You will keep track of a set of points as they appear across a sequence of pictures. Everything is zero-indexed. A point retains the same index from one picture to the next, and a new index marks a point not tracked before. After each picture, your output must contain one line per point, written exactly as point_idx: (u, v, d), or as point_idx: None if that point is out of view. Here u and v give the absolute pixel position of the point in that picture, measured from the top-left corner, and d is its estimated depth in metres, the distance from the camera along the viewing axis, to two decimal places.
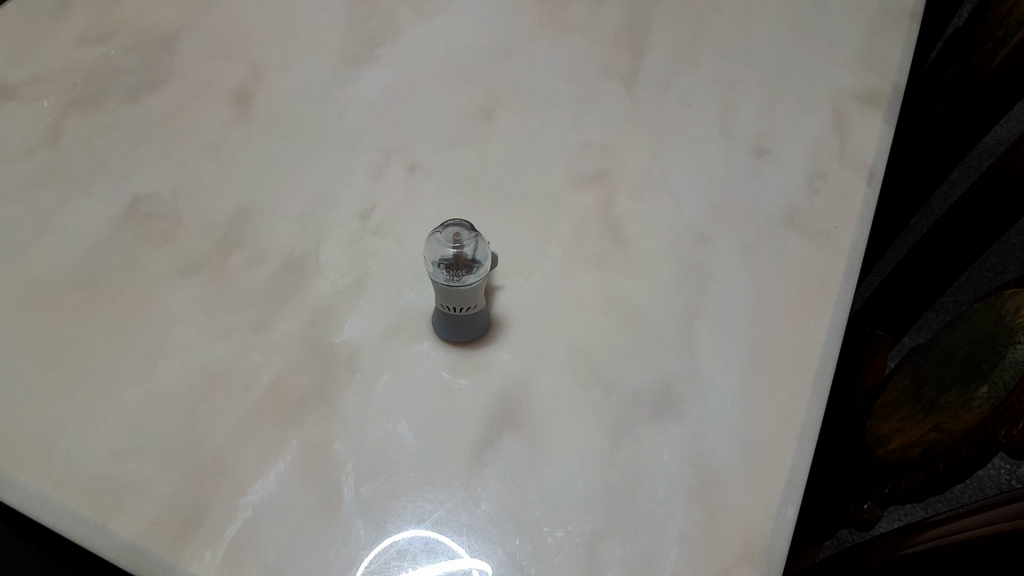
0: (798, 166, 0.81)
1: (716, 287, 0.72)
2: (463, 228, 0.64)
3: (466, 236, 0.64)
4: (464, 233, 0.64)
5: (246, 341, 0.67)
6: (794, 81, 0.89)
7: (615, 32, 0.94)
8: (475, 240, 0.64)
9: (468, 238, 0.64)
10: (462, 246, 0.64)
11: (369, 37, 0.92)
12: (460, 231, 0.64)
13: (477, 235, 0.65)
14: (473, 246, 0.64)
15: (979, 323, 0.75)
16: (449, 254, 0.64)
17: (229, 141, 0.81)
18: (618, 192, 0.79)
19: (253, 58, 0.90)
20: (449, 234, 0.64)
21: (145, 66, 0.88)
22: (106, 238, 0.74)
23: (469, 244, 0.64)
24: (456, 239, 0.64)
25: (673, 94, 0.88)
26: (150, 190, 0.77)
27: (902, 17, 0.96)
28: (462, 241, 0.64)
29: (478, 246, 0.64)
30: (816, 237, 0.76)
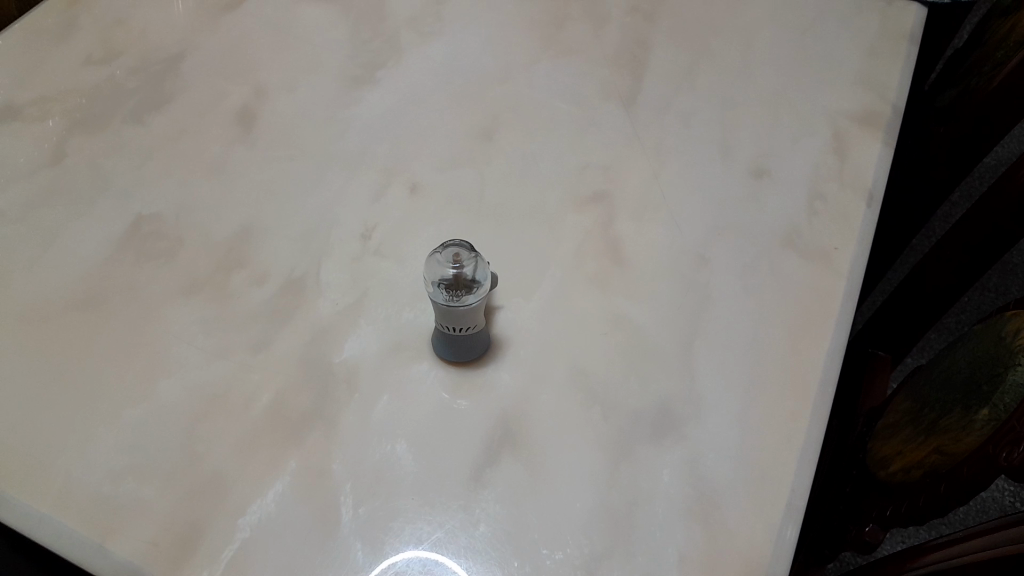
0: (798, 187, 0.82)
1: (716, 308, 0.72)
2: (463, 249, 0.64)
3: (465, 256, 0.64)
4: (464, 254, 0.64)
5: (246, 360, 0.67)
6: (794, 103, 0.90)
7: (615, 54, 0.94)
8: (474, 261, 0.64)
9: (468, 259, 0.64)
10: (463, 267, 0.64)
11: (372, 57, 0.93)
12: (460, 252, 0.64)
13: (477, 255, 0.65)
14: (473, 266, 0.64)
15: (980, 345, 0.74)
16: (449, 274, 0.63)
17: (231, 161, 0.82)
18: (619, 212, 0.79)
19: (257, 78, 0.90)
20: (449, 255, 0.64)
21: (149, 87, 0.88)
22: (107, 257, 0.74)
23: (469, 264, 0.64)
24: (456, 259, 0.64)
25: (673, 115, 0.88)
26: (152, 210, 0.77)
27: (901, 39, 0.96)
28: (462, 261, 0.64)
29: (478, 267, 0.64)
30: (816, 258, 0.76)
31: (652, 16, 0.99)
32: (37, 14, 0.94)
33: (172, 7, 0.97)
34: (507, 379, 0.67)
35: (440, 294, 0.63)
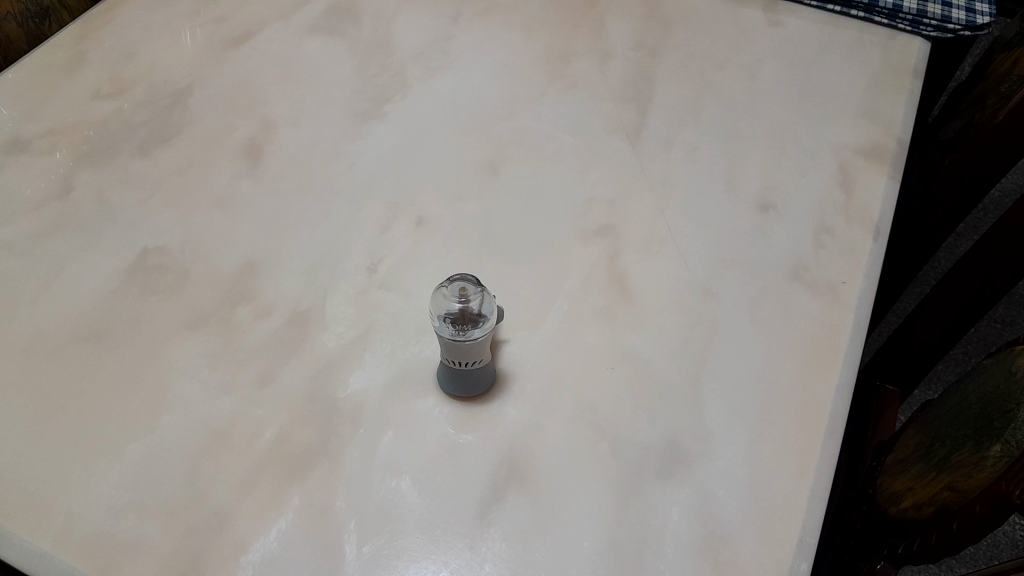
0: (805, 221, 0.82)
1: (724, 342, 0.72)
2: (469, 283, 0.64)
3: (472, 290, 0.64)
4: (470, 288, 0.64)
5: (250, 395, 0.67)
6: (799, 136, 0.90)
7: (620, 88, 0.95)
8: (481, 294, 0.64)
9: (474, 293, 0.64)
10: (468, 301, 0.64)
11: (378, 92, 0.94)
12: (466, 286, 0.64)
13: (483, 289, 0.65)
14: (479, 300, 0.64)
15: (991, 380, 0.73)
16: (454, 308, 0.64)
17: (237, 195, 0.82)
18: (626, 246, 0.79)
19: (264, 112, 0.91)
20: (455, 289, 0.65)
21: (157, 121, 0.89)
22: (113, 290, 0.74)
23: (475, 298, 0.64)
24: (461, 294, 0.64)
25: (678, 149, 0.88)
26: (158, 243, 0.77)
27: (905, 74, 0.97)
28: (468, 296, 0.64)
29: (487, 299, 0.64)
30: (824, 292, 0.76)
31: (656, 51, 1.00)
32: (47, 49, 0.95)
33: (181, 42, 0.98)
34: (514, 415, 0.67)
35: (448, 327, 0.63)
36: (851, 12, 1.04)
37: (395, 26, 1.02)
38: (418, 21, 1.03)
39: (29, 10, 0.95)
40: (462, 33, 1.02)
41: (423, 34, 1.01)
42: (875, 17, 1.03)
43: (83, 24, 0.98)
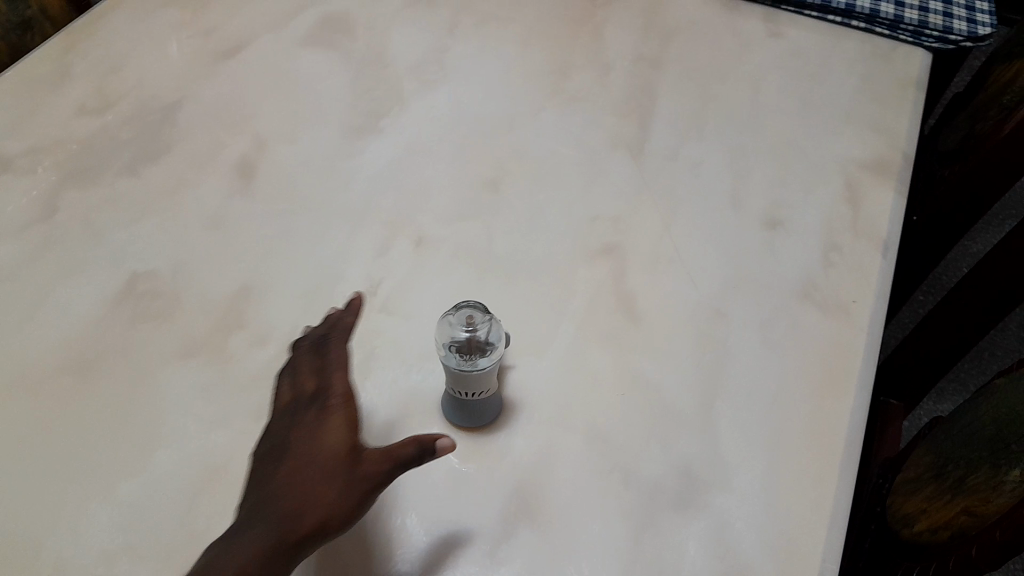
0: (812, 238, 0.80)
1: (735, 365, 0.70)
2: (477, 311, 0.62)
3: (479, 318, 0.62)
4: (478, 316, 0.62)
5: (247, 428, 0.64)
6: (803, 149, 0.89)
7: (621, 101, 0.93)
8: (488, 322, 0.62)
9: (481, 321, 0.62)
10: (476, 329, 0.61)
11: (374, 106, 0.91)
12: (473, 314, 0.62)
13: (491, 316, 0.62)
14: (487, 328, 0.62)
15: (1006, 401, 0.71)
16: (460, 337, 0.61)
17: (230, 215, 0.79)
18: (631, 265, 0.77)
19: (256, 127, 0.88)
20: (462, 316, 0.62)
21: (145, 137, 0.86)
22: (102, 317, 0.71)
23: (482, 326, 0.61)
24: (469, 321, 0.61)
25: (682, 164, 0.86)
26: (148, 266, 0.75)
27: (907, 86, 0.96)
28: (475, 324, 0.61)
29: (496, 326, 0.63)
30: (835, 311, 0.74)
31: (657, 63, 0.98)
32: (31, 62, 0.92)
33: (170, 55, 0.95)
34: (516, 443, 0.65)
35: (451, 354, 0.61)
36: (852, 22, 1.03)
37: (390, 38, 1.00)
38: (412, 32, 1.01)
39: (11, 22, 0.92)
40: (458, 44, 1.00)
41: (419, 45, 0.99)
42: (876, 27, 1.02)
43: (66, 37, 0.95)
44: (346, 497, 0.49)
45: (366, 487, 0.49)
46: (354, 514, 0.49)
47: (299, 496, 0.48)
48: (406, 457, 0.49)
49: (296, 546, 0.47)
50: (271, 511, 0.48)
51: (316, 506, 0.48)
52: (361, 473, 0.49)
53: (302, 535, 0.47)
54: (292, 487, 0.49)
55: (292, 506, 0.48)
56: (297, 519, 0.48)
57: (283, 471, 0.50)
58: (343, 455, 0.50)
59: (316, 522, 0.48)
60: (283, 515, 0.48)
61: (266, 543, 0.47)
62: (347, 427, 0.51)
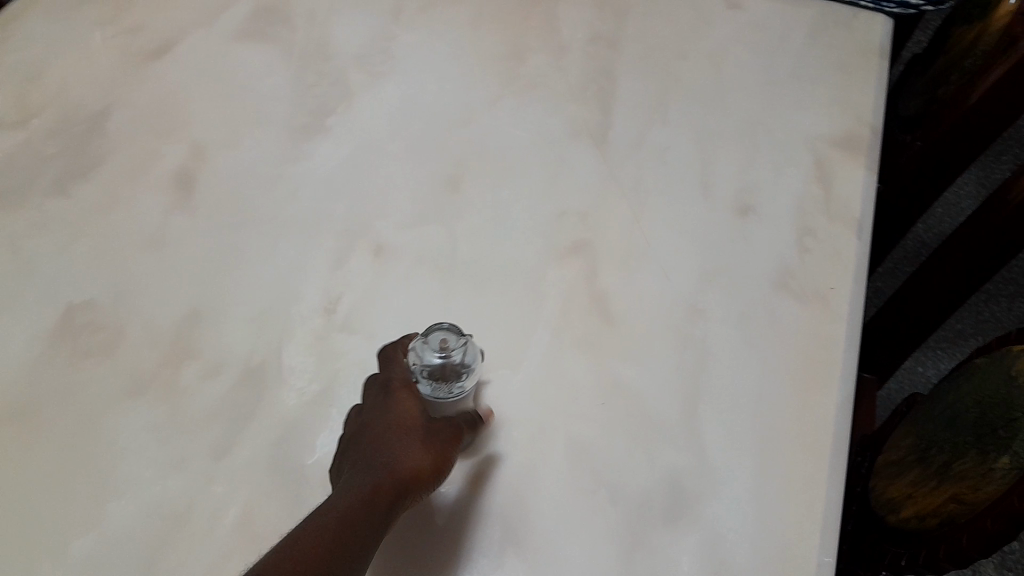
0: (785, 223, 0.77)
1: (717, 365, 0.67)
2: (451, 335, 0.60)
3: (454, 343, 0.60)
4: (453, 340, 0.60)
5: (206, 470, 0.60)
6: (770, 128, 0.86)
7: (580, 85, 0.89)
8: (463, 345, 0.60)
9: (457, 345, 0.60)
10: (450, 354, 0.59)
11: (319, 103, 0.86)
12: (448, 338, 0.60)
13: (465, 337, 0.60)
14: (462, 351, 0.60)
15: (987, 382, 0.70)
16: (434, 361, 0.59)
17: (172, 232, 0.74)
18: (602, 263, 0.74)
19: (193, 133, 0.82)
20: (435, 339, 0.60)
21: (74, 151, 0.80)
22: (39, 356, 0.65)
23: (457, 351, 0.60)
24: (443, 346, 0.60)
25: (647, 151, 0.83)
26: (86, 296, 0.69)
27: (871, 55, 0.93)
28: (450, 349, 0.59)
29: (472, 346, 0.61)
30: (814, 301, 0.72)
31: (615, 42, 0.94)
32: None
33: (95, 58, 0.88)
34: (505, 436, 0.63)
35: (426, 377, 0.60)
36: None
37: (332, 27, 0.94)
38: (355, 19, 0.95)
39: None
40: (405, 31, 0.94)
41: (363, 34, 0.94)
42: None
43: None
44: (432, 449, 0.55)
45: (447, 445, 0.57)
46: (438, 468, 0.55)
47: (392, 449, 0.54)
48: (459, 426, 0.59)
49: (397, 491, 0.52)
50: (367, 467, 0.53)
51: (409, 457, 0.54)
52: (439, 433, 0.57)
53: (400, 481, 0.52)
54: (378, 447, 0.54)
55: (389, 456, 0.53)
56: (397, 467, 0.53)
57: (365, 443, 0.55)
58: (422, 420, 0.57)
59: (412, 470, 0.53)
60: (381, 466, 0.53)
61: (367, 486, 0.51)
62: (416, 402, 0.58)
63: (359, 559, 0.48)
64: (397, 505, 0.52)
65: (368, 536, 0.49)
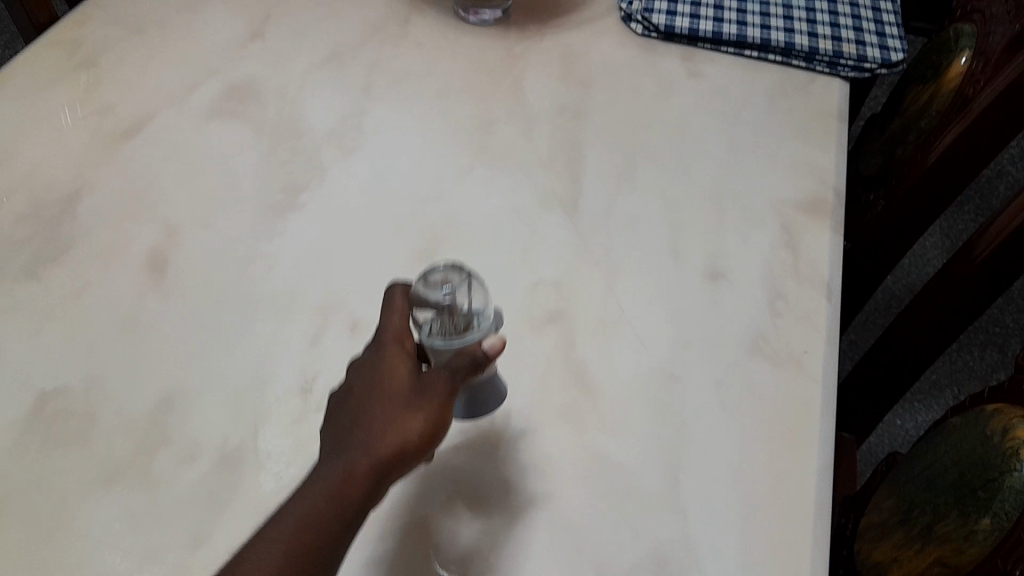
0: (756, 287, 0.79)
1: (698, 434, 0.67)
2: (452, 273, 0.58)
3: (455, 280, 0.58)
4: (454, 278, 0.58)
5: (182, 562, 0.58)
6: (737, 194, 0.87)
7: (550, 156, 0.90)
8: (466, 284, 0.58)
9: (459, 283, 0.58)
10: (454, 291, 0.57)
11: (291, 180, 0.86)
12: (449, 276, 0.58)
13: (469, 278, 0.58)
14: (467, 290, 0.57)
15: (964, 441, 0.71)
16: (440, 302, 0.57)
17: (145, 315, 0.73)
18: (578, 333, 0.74)
19: (165, 214, 0.82)
20: (439, 280, 0.58)
21: (43, 235, 0.79)
22: (8, 449, 0.64)
23: (460, 288, 0.57)
24: (446, 284, 0.57)
25: (618, 219, 0.84)
26: (57, 384, 0.68)
27: (831, 120, 0.96)
28: (452, 286, 0.57)
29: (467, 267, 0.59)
30: (788, 365, 0.72)
31: (581, 112, 0.96)
32: None
33: (64, 140, 0.88)
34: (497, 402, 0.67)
35: (443, 328, 0.57)
36: (768, 57, 1.03)
37: (302, 104, 0.95)
38: (325, 96, 0.96)
39: None
40: (375, 106, 0.96)
41: (334, 110, 0.95)
42: (792, 60, 1.02)
43: None
44: (420, 413, 0.54)
45: (439, 400, 0.54)
46: (431, 431, 0.54)
47: (370, 424, 0.54)
48: (463, 369, 0.54)
49: (372, 475, 0.53)
50: (344, 448, 0.54)
51: (386, 436, 0.53)
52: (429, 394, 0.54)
53: (375, 464, 0.53)
54: (359, 422, 0.55)
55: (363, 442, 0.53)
56: (371, 449, 0.53)
57: (351, 413, 0.56)
58: (409, 376, 0.56)
59: (392, 447, 0.53)
60: (358, 446, 0.54)
61: (339, 474, 0.53)
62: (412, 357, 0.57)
63: (333, 547, 0.51)
64: (375, 487, 0.53)
65: (342, 524, 0.52)
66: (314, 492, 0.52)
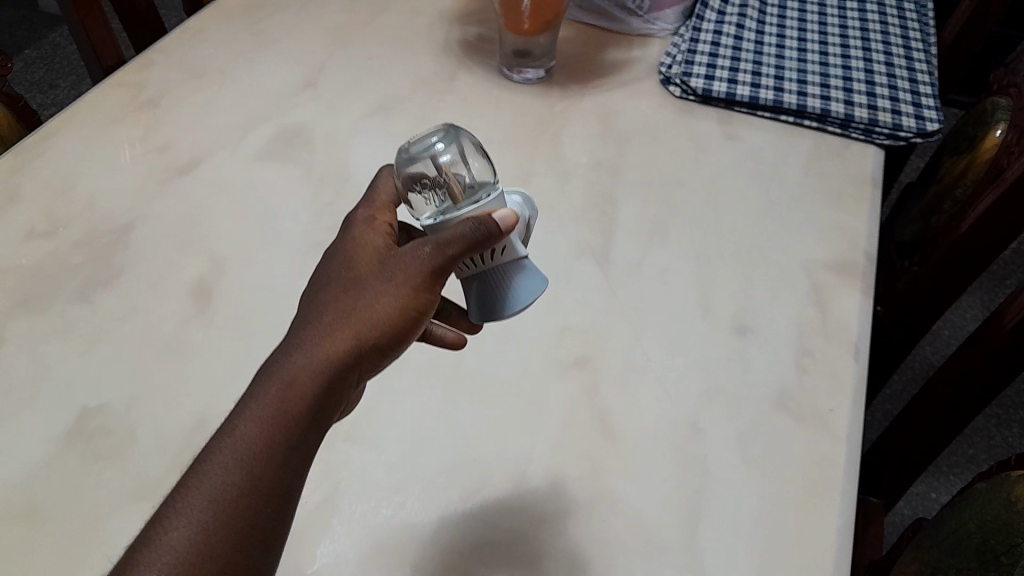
0: (783, 344, 0.79)
1: (718, 484, 0.68)
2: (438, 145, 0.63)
3: (440, 151, 0.63)
4: (438, 149, 0.63)
5: None
6: (768, 252, 0.89)
7: (584, 208, 0.93)
8: (452, 152, 0.63)
9: (445, 153, 0.63)
10: (441, 162, 0.62)
11: (335, 220, 0.90)
12: (435, 148, 0.63)
13: (453, 146, 0.63)
14: (452, 159, 0.63)
15: (989, 508, 0.70)
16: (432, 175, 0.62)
17: (188, 340, 0.76)
18: (604, 379, 0.76)
19: (212, 246, 0.86)
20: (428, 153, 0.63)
21: (98, 260, 0.83)
22: (49, 459, 0.67)
23: (445, 159, 0.63)
24: (433, 156, 0.63)
25: (648, 271, 0.86)
26: (99, 401, 0.71)
27: (864, 185, 0.97)
28: (438, 158, 0.62)
29: (453, 132, 0.64)
30: (812, 421, 0.73)
31: (616, 168, 0.99)
32: None
33: (124, 174, 0.93)
34: (538, 289, 0.65)
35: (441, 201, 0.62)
36: (804, 122, 1.05)
37: (349, 150, 0.99)
38: (372, 143, 1.00)
39: None
40: None
41: (379, 156, 0.99)
42: (828, 126, 1.04)
43: (14, 157, 0.93)
44: (384, 301, 0.56)
45: (404, 288, 0.56)
46: (393, 320, 0.56)
47: (329, 318, 0.56)
48: (464, 235, 0.55)
49: (321, 375, 0.53)
50: (295, 349, 0.54)
51: (340, 334, 0.55)
52: (397, 272, 0.57)
53: (328, 362, 0.54)
54: (315, 324, 0.56)
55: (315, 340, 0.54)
56: (322, 347, 0.54)
57: (310, 313, 0.57)
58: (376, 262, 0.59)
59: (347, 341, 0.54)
60: (310, 346, 0.54)
61: (285, 380, 0.52)
62: (379, 246, 0.62)
63: (286, 446, 0.51)
64: (328, 385, 0.53)
65: (296, 419, 0.51)
66: (259, 403, 0.51)
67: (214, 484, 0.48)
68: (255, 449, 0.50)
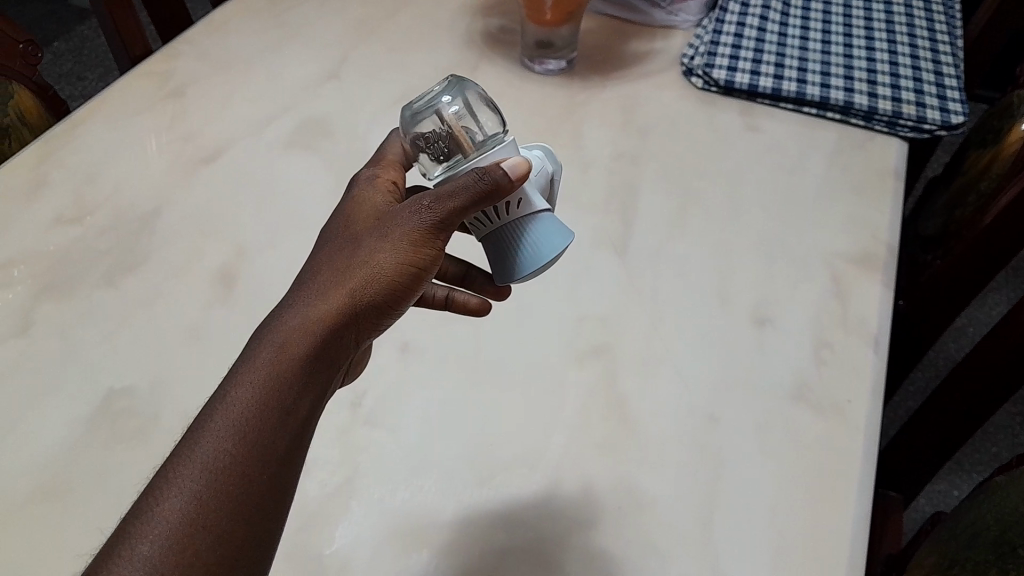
0: (801, 335, 0.79)
1: (733, 473, 0.68)
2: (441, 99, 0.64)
3: (443, 105, 0.64)
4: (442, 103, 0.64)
5: None
6: (788, 244, 0.89)
7: (604, 198, 0.93)
8: (455, 107, 0.64)
9: (448, 107, 0.64)
10: (445, 116, 0.63)
11: None
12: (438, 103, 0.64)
13: (457, 100, 0.64)
14: (456, 112, 0.64)
15: (1007, 500, 0.69)
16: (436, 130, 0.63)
17: (211, 325, 0.77)
18: (622, 368, 0.76)
19: (235, 233, 0.87)
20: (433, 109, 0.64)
21: (123, 247, 0.85)
22: (75, 440, 0.68)
23: (449, 112, 0.63)
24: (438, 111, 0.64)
25: (667, 262, 0.86)
26: (124, 383, 0.72)
27: (887, 178, 0.97)
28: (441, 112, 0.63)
29: (459, 86, 0.65)
30: (829, 413, 0.73)
31: (637, 159, 0.99)
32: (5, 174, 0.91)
33: (149, 162, 0.95)
34: (561, 243, 0.63)
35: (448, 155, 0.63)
36: (827, 114, 1.05)
37: (371, 139, 1.00)
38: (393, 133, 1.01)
39: None
40: None
41: None
42: (851, 119, 1.04)
43: (43, 144, 0.95)
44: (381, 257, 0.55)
45: (402, 243, 0.55)
46: (392, 277, 0.54)
47: (325, 279, 0.54)
48: (469, 185, 0.55)
49: (316, 333, 0.51)
50: (288, 313, 0.52)
51: (337, 290, 0.53)
52: (392, 230, 0.55)
53: (325, 318, 0.52)
54: (308, 287, 0.54)
55: (307, 301, 0.52)
56: (318, 306, 0.52)
57: (306, 279, 0.56)
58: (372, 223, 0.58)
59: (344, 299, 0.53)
60: (304, 306, 0.53)
61: (278, 341, 0.50)
62: (374, 208, 0.60)
63: (285, 406, 0.48)
64: (324, 344, 0.51)
65: (294, 378, 0.49)
66: (251, 368, 0.49)
67: (206, 452, 0.46)
68: (248, 414, 0.47)
